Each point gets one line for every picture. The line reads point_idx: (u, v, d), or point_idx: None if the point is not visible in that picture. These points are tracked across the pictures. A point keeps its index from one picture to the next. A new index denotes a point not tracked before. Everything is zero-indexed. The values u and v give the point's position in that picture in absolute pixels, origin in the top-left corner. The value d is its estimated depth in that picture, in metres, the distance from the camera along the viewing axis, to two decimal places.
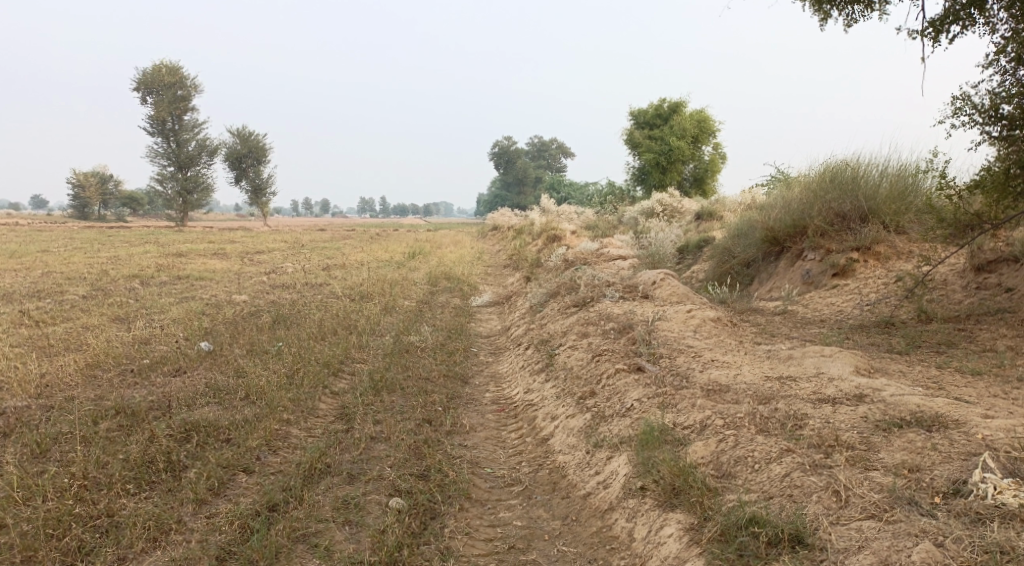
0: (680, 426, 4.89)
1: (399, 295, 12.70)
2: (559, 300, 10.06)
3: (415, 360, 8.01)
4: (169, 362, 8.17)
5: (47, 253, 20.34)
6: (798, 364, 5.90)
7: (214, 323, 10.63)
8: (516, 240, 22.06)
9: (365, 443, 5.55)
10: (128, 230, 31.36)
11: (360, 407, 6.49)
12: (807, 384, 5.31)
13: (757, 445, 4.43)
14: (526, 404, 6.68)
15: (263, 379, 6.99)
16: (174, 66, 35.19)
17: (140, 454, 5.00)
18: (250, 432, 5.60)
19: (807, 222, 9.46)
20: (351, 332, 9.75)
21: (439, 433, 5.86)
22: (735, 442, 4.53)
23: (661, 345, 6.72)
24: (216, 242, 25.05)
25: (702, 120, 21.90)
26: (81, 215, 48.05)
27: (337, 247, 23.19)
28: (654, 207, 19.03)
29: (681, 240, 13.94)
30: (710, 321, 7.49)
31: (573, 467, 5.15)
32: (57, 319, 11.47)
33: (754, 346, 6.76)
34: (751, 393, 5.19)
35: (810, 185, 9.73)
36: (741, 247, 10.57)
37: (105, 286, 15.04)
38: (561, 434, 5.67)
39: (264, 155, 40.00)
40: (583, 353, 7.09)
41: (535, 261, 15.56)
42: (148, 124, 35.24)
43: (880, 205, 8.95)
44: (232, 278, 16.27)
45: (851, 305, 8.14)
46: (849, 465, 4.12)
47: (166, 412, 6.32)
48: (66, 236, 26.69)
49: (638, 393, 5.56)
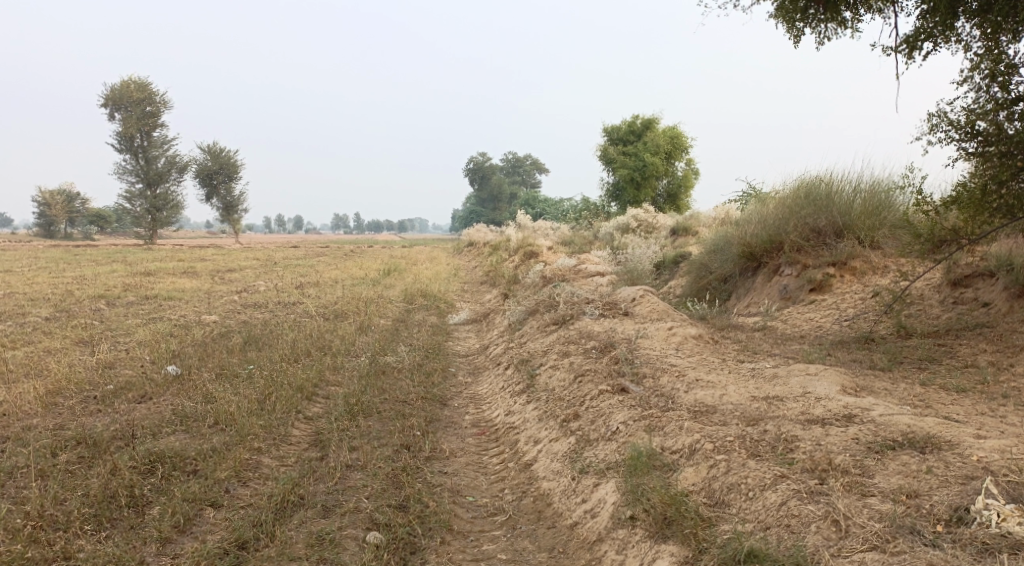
0: (668, 451, 4.75)
1: (374, 314, 12.46)
2: (538, 318, 9.92)
3: (392, 382, 7.80)
4: (134, 387, 7.87)
5: (11, 273, 19.80)
6: (783, 383, 5.79)
7: (183, 346, 10.32)
8: (492, 256, 21.91)
9: (340, 472, 5.33)
10: (96, 249, 30.72)
11: (335, 433, 6.26)
12: (795, 404, 5.19)
13: (750, 471, 4.31)
14: (507, 427, 6.50)
15: (233, 405, 6.74)
16: (143, 82, 34.70)
17: (101, 490, 4.76)
18: (218, 462, 5.36)
19: (783, 238, 9.41)
20: (325, 353, 9.51)
21: (417, 460, 5.65)
22: (726, 468, 4.40)
23: (643, 364, 6.58)
24: (186, 260, 24.60)
25: (675, 136, 21.98)
26: (47, 233, 47.09)
27: (310, 265, 22.87)
28: (629, 222, 18.99)
29: (658, 255, 13.88)
30: (691, 339, 7.38)
31: (558, 495, 4.97)
32: (19, 342, 11.09)
33: (738, 364, 6.65)
34: (738, 415, 5.06)
35: (785, 200, 9.70)
36: (719, 263, 10.51)
37: (70, 307, 14.61)
38: (545, 459, 5.49)
39: (236, 172, 39.53)
40: (564, 374, 6.93)
41: (512, 277, 15.42)
42: (116, 141, 34.67)
43: (855, 220, 8.92)
44: (202, 298, 15.91)
45: (831, 321, 8.07)
46: (845, 491, 4.01)
47: (131, 442, 6.06)
48: (31, 256, 26.04)
49: (622, 415, 5.41)
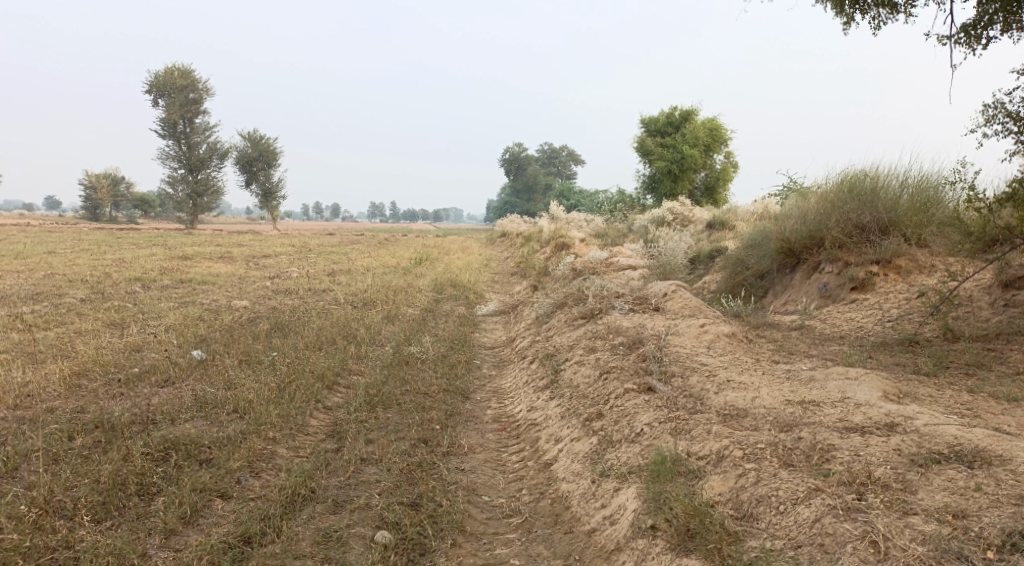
0: (695, 457, 4.50)
1: (402, 302, 12.34)
2: (566, 312, 9.69)
3: (414, 373, 7.64)
4: (158, 371, 7.82)
5: (53, 254, 20.11)
6: (820, 387, 5.48)
7: (210, 330, 10.28)
8: (525, 247, 21.68)
9: (355, 466, 5.17)
10: (138, 232, 31.18)
11: (352, 424, 6.11)
12: (832, 410, 4.90)
13: (782, 483, 4.05)
14: (529, 424, 6.29)
15: (252, 392, 6.63)
16: (186, 69, 35.05)
17: (111, 476, 4.67)
18: (232, 451, 5.25)
19: (824, 234, 9.02)
20: (350, 342, 9.39)
21: (434, 455, 5.48)
22: (756, 478, 4.14)
23: (673, 362, 6.32)
24: (223, 245, 24.79)
25: (714, 128, 21.51)
26: (92, 216, 48.09)
27: (344, 252, 22.91)
28: (665, 215, 18.62)
29: (693, 250, 13.53)
30: (724, 337, 7.09)
31: (577, 498, 4.76)
32: (51, 323, 11.17)
33: (772, 365, 6.36)
34: (770, 419, 4.80)
35: (827, 195, 9.30)
36: (755, 259, 10.15)
37: (106, 289, 14.75)
38: (566, 459, 5.28)
39: (275, 159, 39.83)
40: (590, 370, 6.70)
41: (543, 269, 15.18)
42: (159, 127, 35.11)
43: (901, 216, 8.50)
44: (234, 283, 15.96)
45: (872, 321, 7.71)
46: (886, 509, 3.74)
47: (148, 427, 5.98)
48: (73, 238, 26.36)
49: (647, 416, 5.17)
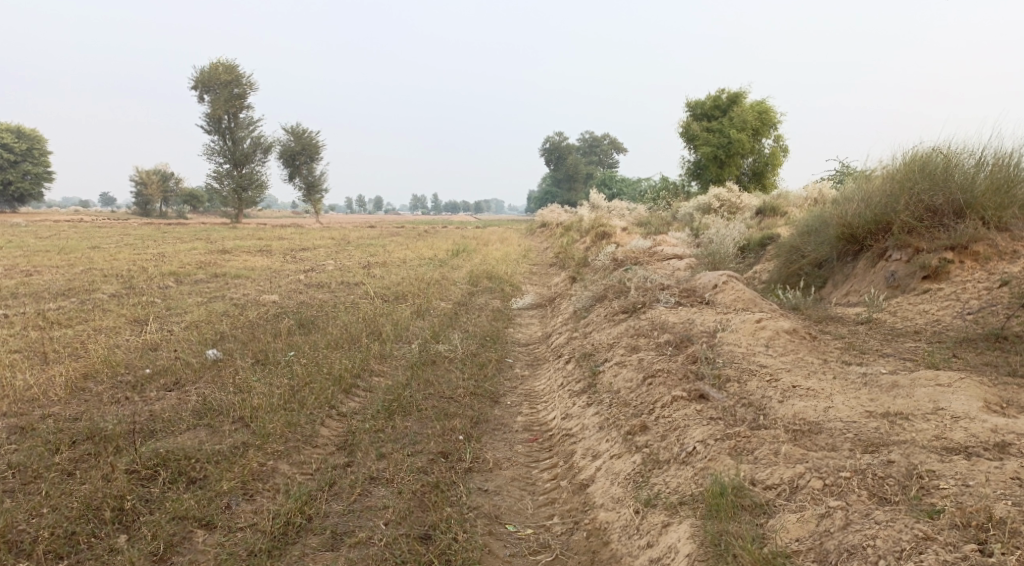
0: (761, 486, 3.80)
1: (435, 296, 11.67)
2: (606, 306, 8.92)
3: (439, 374, 6.95)
4: (170, 372, 7.26)
5: (96, 249, 19.98)
6: (906, 396, 4.64)
7: (233, 327, 9.75)
8: (564, 237, 20.87)
9: (362, 487, 4.54)
10: (183, 227, 31.22)
11: (366, 434, 5.43)
12: (926, 425, 4.08)
13: (880, 529, 3.33)
14: (564, 434, 5.58)
15: (261, 398, 6.02)
16: (230, 64, 34.74)
17: (84, 500, 4.18)
18: (225, 468, 4.64)
19: (891, 217, 7.95)
20: (375, 340, 8.75)
21: (455, 473, 4.81)
22: (844, 522, 3.43)
23: (728, 364, 5.51)
24: (264, 239, 24.50)
25: (764, 111, 20.37)
26: (143, 212, 48.76)
27: (383, 244, 22.44)
28: (710, 201, 17.58)
29: (744, 237, 12.57)
30: (784, 334, 6.25)
31: (618, 531, 4.06)
32: (75, 320, 10.77)
33: (843, 368, 5.50)
34: (851, 438, 4.06)
35: (893, 175, 8.20)
36: (812, 246, 9.12)
37: (138, 284, 14.40)
38: (604, 480, 4.55)
39: (318, 153, 39.57)
40: (632, 373, 5.94)
41: (583, 259, 14.38)
42: (205, 123, 35.06)
43: (979, 197, 7.40)
44: (268, 276, 15.50)
45: (950, 314, 6.71)
46: None
47: (144, 437, 5.43)
48: (121, 233, 26.36)
49: (700, 432, 4.40)
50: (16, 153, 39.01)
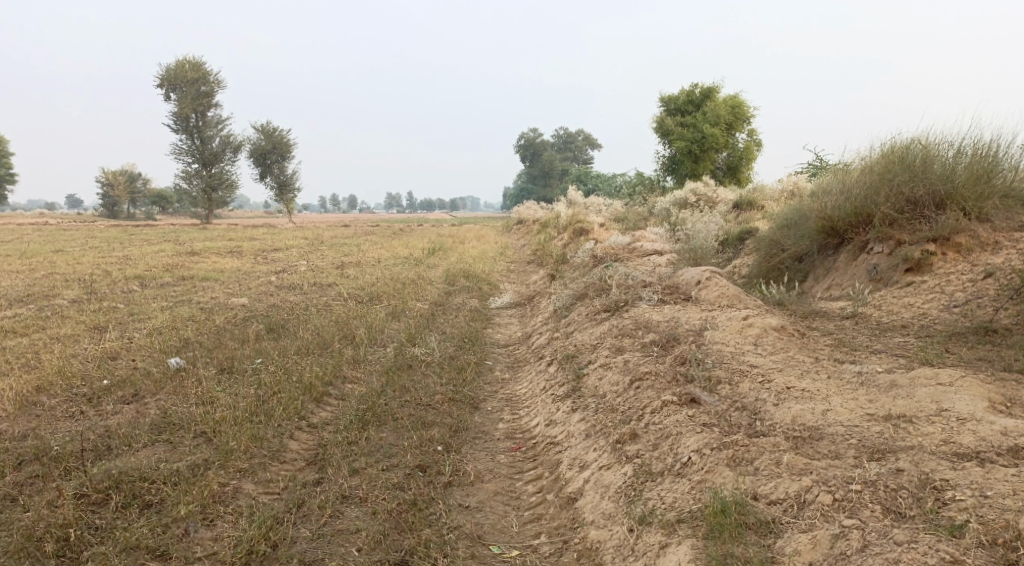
0: (765, 501, 3.66)
1: (411, 297, 11.33)
2: (587, 304, 8.65)
3: (416, 380, 6.63)
4: (129, 383, 6.86)
5: (59, 253, 19.34)
6: (906, 397, 4.36)
7: (198, 333, 9.34)
8: (540, 234, 20.58)
9: (333, 509, 4.26)
10: (153, 229, 30.51)
11: (337, 446, 5.09)
12: (932, 428, 3.84)
13: (902, 552, 3.19)
14: (547, 442, 5.30)
15: (226, 410, 5.66)
16: (197, 62, 33.93)
17: (26, 532, 3.94)
18: (184, 491, 4.29)
19: (872, 210, 7.72)
20: (347, 344, 8.39)
21: (434, 489, 4.52)
22: (862, 544, 3.29)
23: (717, 365, 5.25)
24: (235, 239, 23.90)
25: (737, 105, 20.23)
26: (111, 214, 47.78)
27: (357, 244, 22.02)
28: (687, 196, 17.37)
29: (723, 231, 12.36)
30: (772, 331, 6.01)
31: (612, 552, 3.86)
32: (31, 328, 10.26)
33: (836, 366, 5.26)
34: (854, 444, 3.82)
35: (872, 167, 7.98)
36: (793, 239, 8.89)
37: (101, 289, 13.86)
38: (593, 494, 4.32)
39: (290, 151, 38.90)
40: (618, 376, 5.67)
41: (561, 257, 14.10)
42: (173, 122, 34.27)
43: (960, 188, 7.19)
44: (238, 279, 15.03)
45: (937, 307, 6.50)
46: None
47: (98, 456, 5.06)
48: (86, 235, 25.66)
49: (695, 440, 4.21)
50: None
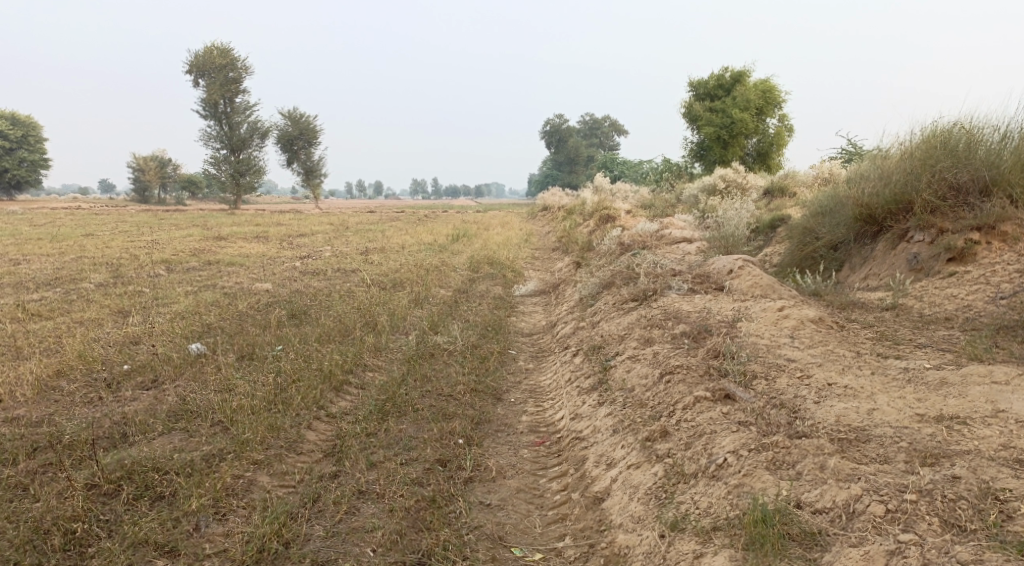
0: (808, 510, 3.46)
1: (434, 283, 11.16)
2: (615, 293, 8.40)
3: (438, 369, 6.44)
4: (149, 369, 6.75)
5: (89, 236, 19.47)
6: (958, 395, 4.00)
7: (220, 318, 9.24)
8: (566, 221, 20.29)
9: (349, 505, 4.09)
10: (182, 214, 30.69)
11: (354, 437, 4.90)
12: (989, 431, 3.58)
13: None
14: (573, 437, 5.08)
15: (244, 398, 5.51)
16: (226, 48, 33.92)
17: (33, 524, 3.82)
18: (196, 483, 4.14)
19: (913, 197, 7.30)
20: (369, 332, 8.23)
21: (454, 485, 4.33)
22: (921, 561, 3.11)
23: (754, 358, 4.96)
24: (262, 224, 23.92)
25: (768, 90, 19.71)
26: (142, 199, 48.31)
27: (382, 230, 21.92)
28: (715, 182, 16.99)
29: (754, 218, 12.00)
30: (809, 323, 5.72)
31: (642, 559, 3.67)
32: (56, 311, 10.25)
33: (880, 362, 4.97)
34: (904, 447, 3.58)
35: (911, 151, 7.55)
36: (828, 228, 8.53)
37: (127, 273, 13.86)
38: (620, 494, 4.11)
39: (317, 137, 38.88)
40: (647, 369, 5.42)
41: (587, 244, 13.83)
42: (202, 107, 34.38)
43: (1006, 173, 6.73)
44: (263, 263, 14.97)
45: (982, 299, 6.14)
46: None
47: (112, 445, 4.94)
48: (117, 220, 25.90)
49: (731, 441, 3.99)
50: (12, 140, 38.42)
